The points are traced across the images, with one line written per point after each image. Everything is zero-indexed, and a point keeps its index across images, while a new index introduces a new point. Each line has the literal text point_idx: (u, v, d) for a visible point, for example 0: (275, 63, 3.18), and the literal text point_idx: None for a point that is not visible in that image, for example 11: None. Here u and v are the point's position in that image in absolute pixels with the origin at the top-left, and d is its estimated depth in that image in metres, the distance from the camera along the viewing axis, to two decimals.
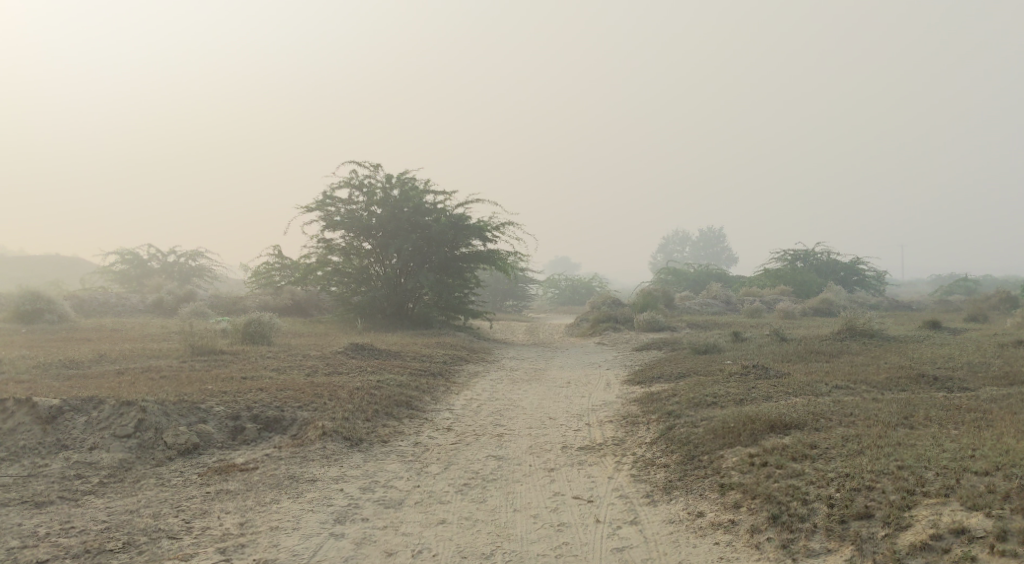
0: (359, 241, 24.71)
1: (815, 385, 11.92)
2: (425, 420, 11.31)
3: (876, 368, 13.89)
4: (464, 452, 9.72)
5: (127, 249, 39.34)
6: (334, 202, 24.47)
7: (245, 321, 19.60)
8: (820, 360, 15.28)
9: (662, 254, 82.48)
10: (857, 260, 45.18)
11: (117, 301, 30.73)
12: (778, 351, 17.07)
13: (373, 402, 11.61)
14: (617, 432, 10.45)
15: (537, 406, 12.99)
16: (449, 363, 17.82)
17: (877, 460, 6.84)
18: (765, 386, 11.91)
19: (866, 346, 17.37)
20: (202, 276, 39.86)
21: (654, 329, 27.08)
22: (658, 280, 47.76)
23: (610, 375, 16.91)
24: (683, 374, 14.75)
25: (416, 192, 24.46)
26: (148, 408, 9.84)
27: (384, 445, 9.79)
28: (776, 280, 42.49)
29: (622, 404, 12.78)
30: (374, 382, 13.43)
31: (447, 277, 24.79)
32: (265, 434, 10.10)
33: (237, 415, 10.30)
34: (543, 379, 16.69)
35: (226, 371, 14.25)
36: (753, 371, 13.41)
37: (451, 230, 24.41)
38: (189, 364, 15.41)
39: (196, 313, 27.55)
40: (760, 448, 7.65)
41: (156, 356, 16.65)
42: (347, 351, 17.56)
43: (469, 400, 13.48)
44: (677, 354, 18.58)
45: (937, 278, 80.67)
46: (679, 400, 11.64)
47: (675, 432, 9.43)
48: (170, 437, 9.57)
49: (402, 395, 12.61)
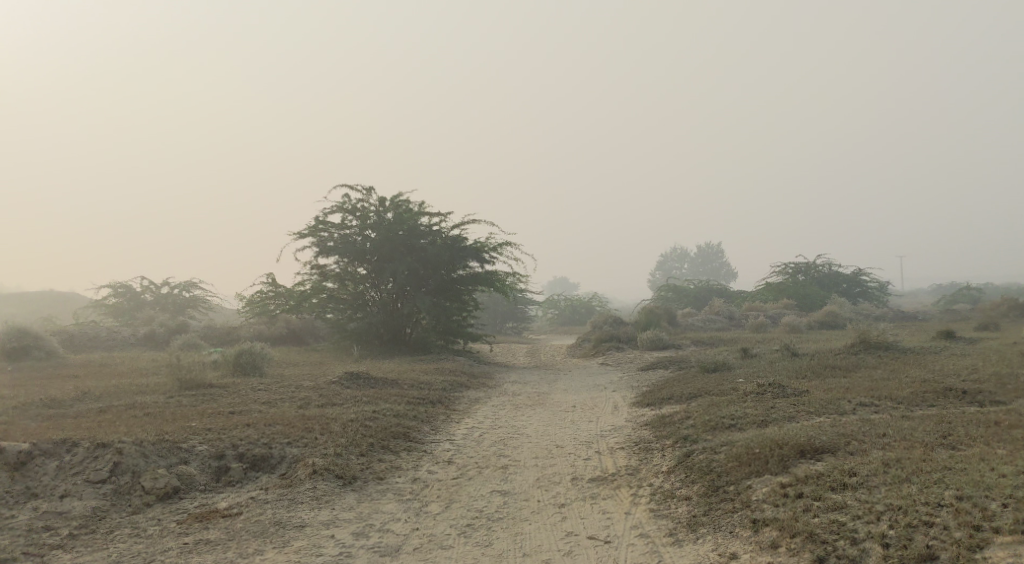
0: (354, 266, 24.07)
1: (837, 403, 11.22)
2: (424, 453, 10.59)
3: (898, 382, 13.20)
4: (466, 487, 9.00)
5: (120, 281, 38.69)
6: (327, 227, 23.88)
7: (236, 352, 18.90)
8: (838, 376, 14.58)
9: (661, 271, 81.89)
10: (860, 272, 44.61)
11: (108, 335, 29.97)
12: (792, 367, 16.37)
13: (368, 435, 10.89)
14: (631, 460, 9.73)
15: (542, 433, 12.27)
16: (449, 389, 17.12)
17: (930, 489, 6.18)
18: (785, 405, 11.19)
19: (881, 360, 16.68)
20: (197, 307, 39.17)
21: (658, 347, 26.39)
22: (659, 297, 47.11)
23: (618, 397, 16.21)
24: (696, 394, 14.03)
25: (410, 214, 23.88)
26: (124, 450, 9.13)
27: (380, 483, 9.06)
28: (779, 294, 41.83)
29: (633, 429, 12.07)
30: (370, 413, 12.72)
31: (445, 300, 24.09)
32: (252, 474, 9.37)
33: (222, 453, 9.58)
34: (548, 404, 15.95)
35: (214, 406, 13.53)
36: (769, 389, 12.72)
37: (447, 252, 23.74)
38: (177, 399, 14.69)
39: (189, 344, 26.83)
40: (793, 477, 6.95)
41: (143, 392, 15.94)
42: (342, 380, 16.86)
43: (471, 429, 12.76)
44: (686, 373, 17.89)
45: (938, 287, 80.08)
46: (694, 424, 10.93)
47: (693, 460, 8.73)
48: (148, 481, 8.84)
49: (399, 426, 11.88)
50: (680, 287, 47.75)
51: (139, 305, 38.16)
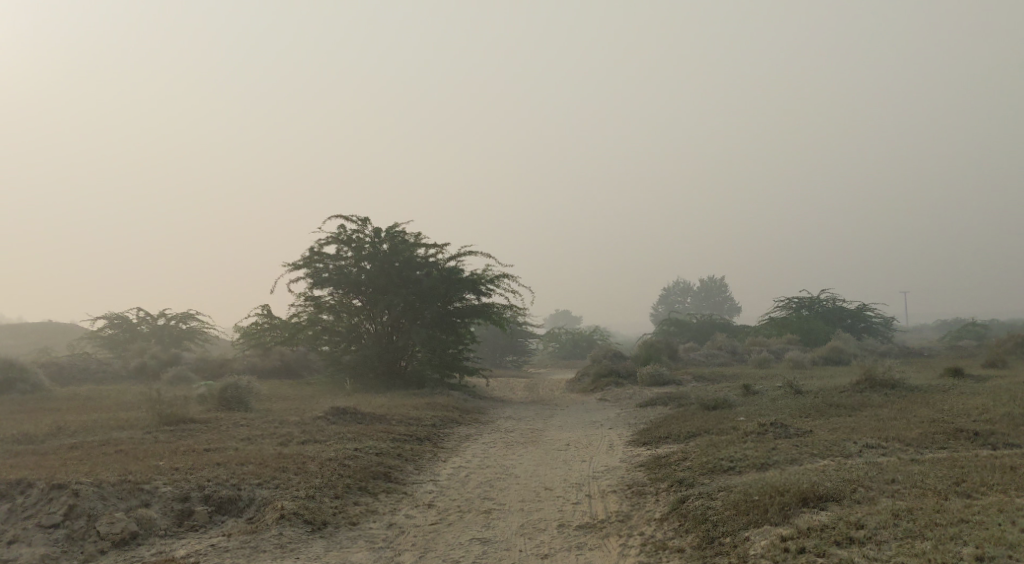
0: (348, 298, 23.57)
1: (842, 445, 10.62)
2: (404, 495, 10.01)
3: (905, 422, 12.59)
4: (445, 534, 8.41)
5: (117, 313, 38.19)
6: (322, 258, 23.41)
7: (221, 386, 18.35)
8: (843, 416, 13.97)
9: (663, 305, 81.30)
10: (864, 307, 44.03)
11: (99, 368, 29.38)
12: (795, 405, 15.76)
13: (347, 476, 10.32)
14: (622, 506, 9.12)
15: (532, 474, 11.68)
16: (440, 425, 16.53)
17: (945, 546, 5.62)
18: (787, 447, 10.60)
19: (888, 399, 16.07)
20: (193, 339, 38.64)
21: (657, 382, 25.76)
22: (661, 332, 46.50)
23: (614, 435, 15.61)
24: (694, 434, 13.42)
25: (406, 245, 23.40)
26: (81, 491, 8.57)
27: (352, 529, 8.48)
28: (782, 329, 41.21)
29: (627, 470, 11.48)
30: (352, 451, 12.14)
31: (440, 333, 23.47)
32: (218, 518, 8.80)
33: (187, 495, 9.00)
34: (541, 441, 15.33)
35: (191, 443, 12.95)
36: (771, 429, 12.13)
37: (443, 283, 23.18)
38: (155, 435, 14.12)
39: (180, 377, 26.27)
40: (794, 529, 6.36)
41: (122, 427, 15.38)
42: (328, 416, 16.26)
43: (458, 468, 12.17)
44: (685, 410, 17.27)
45: (943, 323, 79.36)
46: (690, 466, 10.36)
47: (689, 506, 8.14)
48: (104, 526, 8.28)
49: (381, 465, 11.29)
50: (682, 321, 47.14)
51: (135, 337, 37.60)
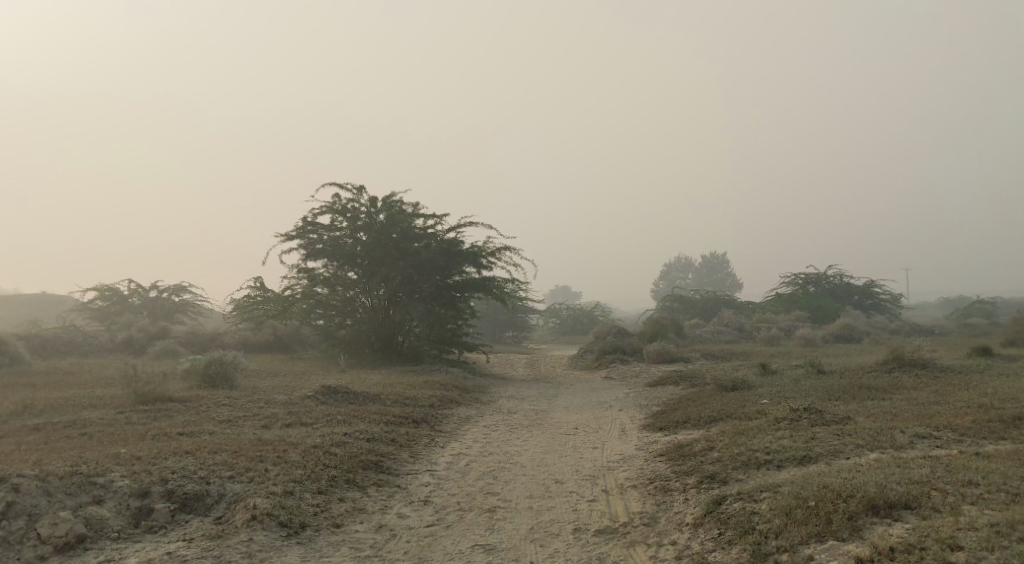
0: (344, 270, 22.32)
1: (888, 434, 9.46)
2: (397, 490, 8.85)
3: (948, 408, 11.43)
4: (443, 540, 7.27)
5: (107, 284, 37.01)
6: (316, 228, 22.15)
7: (205, 362, 17.11)
8: (876, 400, 12.81)
9: (664, 281, 80.09)
10: (871, 283, 42.85)
11: (84, 341, 28.17)
12: (821, 386, 14.57)
13: (332, 466, 9.16)
14: (646, 506, 7.96)
15: (540, 463, 10.53)
16: (438, 406, 15.38)
17: None
18: (828, 437, 9.42)
19: (921, 380, 14.89)
20: (186, 311, 37.45)
21: (665, 360, 24.62)
22: (664, 308, 45.34)
23: (625, 418, 14.45)
24: (716, 419, 12.25)
25: (404, 215, 22.05)
26: (22, 487, 7.37)
27: (335, 533, 7.32)
28: (789, 306, 40.01)
29: (646, 460, 10.32)
30: (341, 436, 10.95)
31: (439, 307, 22.35)
32: (181, 517, 7.62)
33: (147, 490, 7.83)
34: (546, 424, 14.14)
35: (165, 425, 11.76)
36: (806, 415, 10.95)
37: (442, 256, 21.96)
38: (127, 416, 12.94)
39: (167, 352, 25.09)
40: (872, 549, 5.39)
41: (94, 406, 14.21)
42: (318, 396, 15.07)
43: (458, 456, 11.01)
44: (700, 392, 16.10)
45: (947, 301, 78.20)
46: (720, 458, 9.19)
47: (728, 511, 7.00)
48: (45, 528, 7.09)
49: (373, 454, 10.12)
50: (685, 297, 45.94)
51: (126, 309, 36.43)
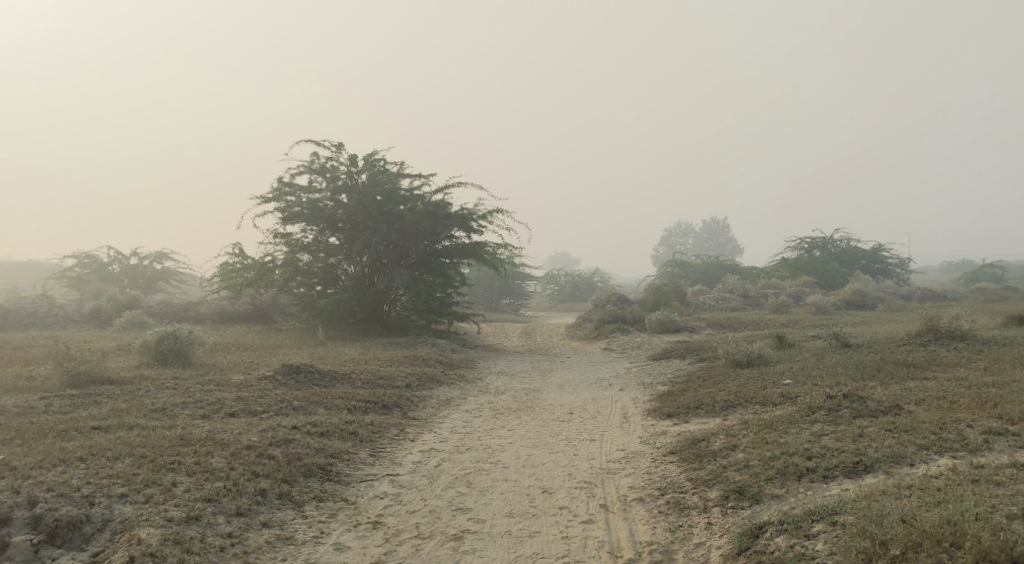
0: (324, 236, 20.32)
1: (955, 430, 7.65)
2: (343, 505, 7.05)
3: (1010, 392, 9.60)
4: None
5: (86, 252, 35.02)
6: (294, 190, 20.10)
7: (156, 337, 15.03)
8: (919, 381, 10.96)
9: (665, 247, 77.90)
10: (880, 246, 40.86)
11: (48, 311, 26.21)
12: (849, 364, 12.71)
13: (264, 475, 7.33)
14: (658, 533, 6.19)
15: (527, 462, 8.71)
16: (416, 387, 13.59)
17: None
18: (880, 434, 7.64)
19: (962, 356, 13.00)
20: (168, 280, 35.55)
21: (668, 330, 22.77)
22: (664, 273, 43.44)
23: (627, 400, 12.61)
24: (734, 405, 10.42)
25: (387, 175, 20.03)
26: None
27: None
28: (794, 270, 38.01)
29: (654, 459, 8.52)
30: (289, 432, 9.09)
31: (426, 275, 20.52)
32: (48, 554, 5.82)
33: (6, 517, 5.99)
34: (537, 409, 12.27)
35: (84, 417, 9.90)
36: (847, 404, 9.10)
37: (427, 219, 20.05)
38: (48, 403, 11.05)
39: (132, 323, 23.13)
40: None
41: (18, 389, 12.31)
42: (278, 377, 13.21)
43: (429, 453, 9.17)
44: (712, 368, 14.24)
45: (950, 266, 76.26)
46: (750, 460, 7.36)
47: (771, 553, 5.30)
48: None
49: (321, 457, 8.24)
50: (686, 263, 43.97)
51: (105, 278, 34.51)
